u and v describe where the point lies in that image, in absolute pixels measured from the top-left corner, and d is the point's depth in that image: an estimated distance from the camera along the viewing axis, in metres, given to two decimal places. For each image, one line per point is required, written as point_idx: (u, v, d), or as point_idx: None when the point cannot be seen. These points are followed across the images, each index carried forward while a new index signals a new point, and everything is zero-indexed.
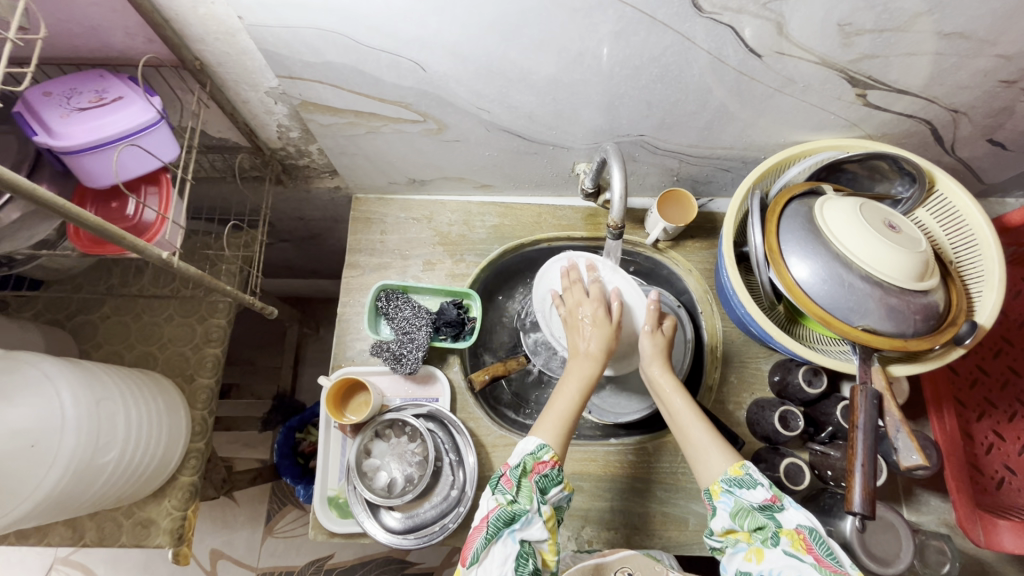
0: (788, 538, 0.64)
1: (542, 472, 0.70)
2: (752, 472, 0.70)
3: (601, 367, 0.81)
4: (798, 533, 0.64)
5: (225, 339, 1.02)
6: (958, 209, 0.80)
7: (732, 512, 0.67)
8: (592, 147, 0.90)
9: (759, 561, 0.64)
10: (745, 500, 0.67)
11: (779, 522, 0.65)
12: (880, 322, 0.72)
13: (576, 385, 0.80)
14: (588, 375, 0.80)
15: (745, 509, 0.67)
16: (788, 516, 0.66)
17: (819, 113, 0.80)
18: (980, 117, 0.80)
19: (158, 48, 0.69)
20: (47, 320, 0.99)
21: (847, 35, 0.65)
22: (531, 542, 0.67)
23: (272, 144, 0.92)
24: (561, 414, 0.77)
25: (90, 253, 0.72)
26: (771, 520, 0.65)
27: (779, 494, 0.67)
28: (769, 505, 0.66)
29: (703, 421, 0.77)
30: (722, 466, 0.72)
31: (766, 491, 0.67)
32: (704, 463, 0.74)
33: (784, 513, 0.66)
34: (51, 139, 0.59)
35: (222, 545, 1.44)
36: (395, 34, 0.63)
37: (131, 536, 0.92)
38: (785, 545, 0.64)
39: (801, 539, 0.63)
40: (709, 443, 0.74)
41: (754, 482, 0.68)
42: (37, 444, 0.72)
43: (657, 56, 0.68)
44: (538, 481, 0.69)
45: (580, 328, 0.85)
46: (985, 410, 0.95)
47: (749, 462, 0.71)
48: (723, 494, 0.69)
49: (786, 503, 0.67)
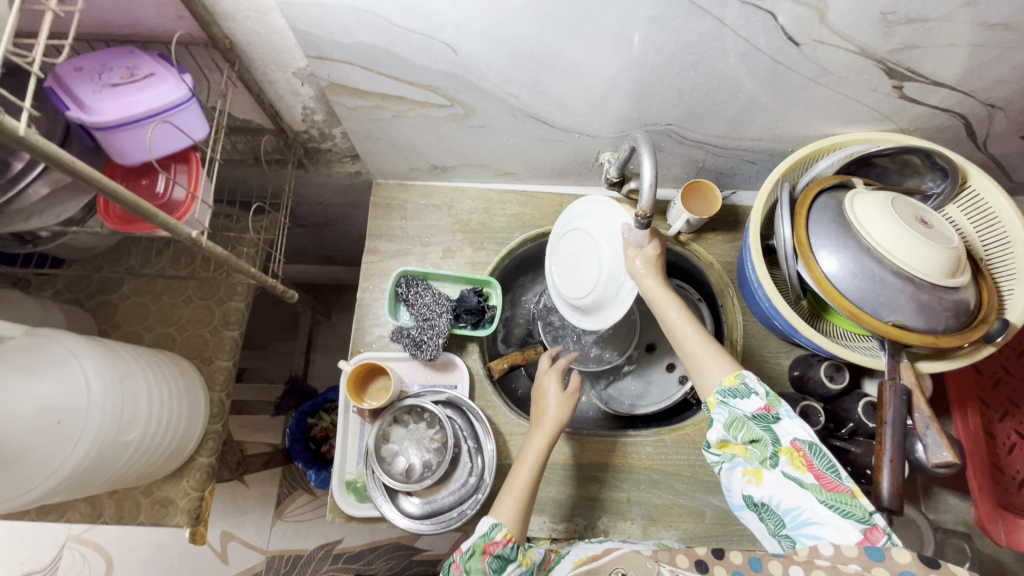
0: (787, 456, 0.64)
1: (496, 553, 0.67)
2: (748, 380, 0.68)
3: (551, 438, 0.78)
4: (796, 449, 0.63)
5: (243, 321, 1.02)
6: (991, 206, 0.79)
7: (728, 424, 0.67)
8: (619, 135, 0.89)
9: (759, 482, 0.65)
10: (739, 410, 0.67)
11: (776, 437, 0.65)
12: (910, 317, 0.71)
13: (532, 455, 0.77)
14: (540, 448, 0.77)
15: (740, 421, 0.66)
16: (784, 428, 0.65)
17: (853, 105, 0.79)
18: (1016, 113, 0.79)
19: (188, 26, 0.69)
20: (67, 299, 1.00)
21: (889, 24, 0.63)
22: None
23: (295, 127, 0.91)
24: (516, 488, 0.74)
25: (119, 230, 0.71)
26: (767, 433, 0.65)
27: (774, 404, 0.66)
28: (764, 415, 0.65)
29: (701, 333, 0.76)
30: (719, 376, 0.71)
31: (761, 401, 0.66)
32: (703, 372, 0.72)
33: (781, 425, 0.65)
34: (84, 114, 0.58)
35: (233, 527, 1.45)
36: (430, 14, 0.62)
37: (149, 515, 0.93)
38: (785, 465, 0.64)
39: (800, 456, 0.63)
40: (707, 354, 0.73)
41: (748, 391, 0.67)
42: (63, 422, 0.72)
43: (692, 43, 0.67)
44: (490, 563, 0.67)
45: (543, 398, 0.83)
46: (1008, 410, 0.94)
47: (746, 370, 0.69)
48: (718, 406, 0.68)
49: (782, 414, 0.65)
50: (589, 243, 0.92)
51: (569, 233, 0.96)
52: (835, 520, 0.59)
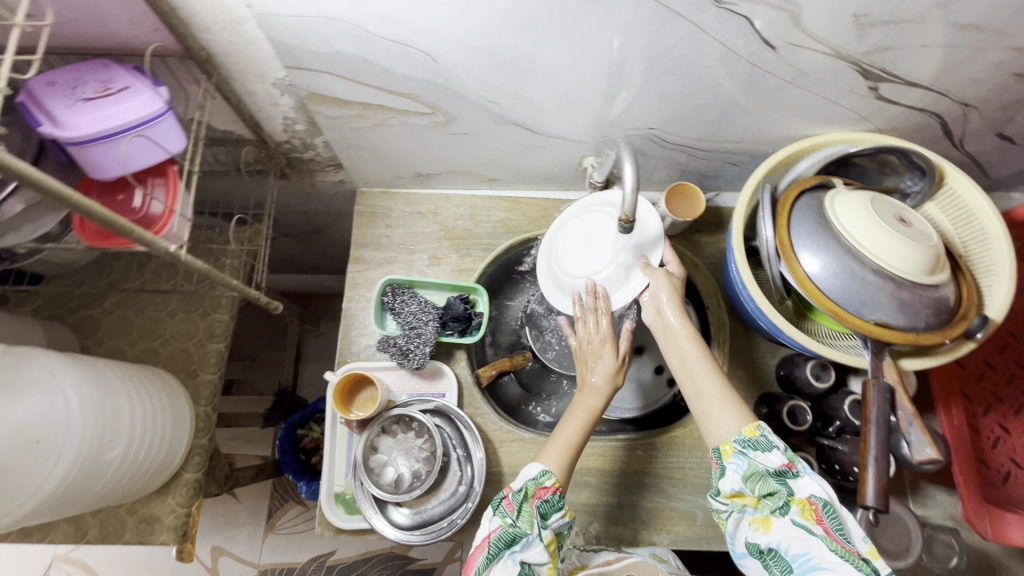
0: (798, 507, 0.65)
1: (544, 498, 0.70)
2: (768, 434, 0.69)
3: (603, 400, 0.78)
4: (810, 503, 0.64)
5: (228, 334, 1.01)
6: (968, 203, 0.80)
7: (745, 475, 0.67)
8: (601, 140, 0.89)
9: (767, 531, 0.65)
10: (759, 464, 0.67)
11: (791, 489, 0.66)
12: (892, 316, 0.72)
13: (581, 417, 0.77)
14: (591, 407, 0.78)
15: (758, 474, 0.67)
16: (801, 484, 0.66)
17: (831, 106, 0.80)
18: (990, 111, 0.80)
19: (163, 38, 0.68)
20: (47, 315, 0.98)
21: (862, 26, 0.64)
22: (530, 565, 0.67)
23: (276, 137, 0.91)
24: (567, 440, 0.75)
25: (95, 245, 0.70)
26: (783, 486, 0.66)
27: (794, 460, 0.67)
28: (784, 471, 0.66)
29: (716, 374, 0.74)
30: (734, 426, 0.70)
31: (783, 456, 0.67)
32: (716, 420, 0.71)
33: (798, 480, 0.66)
34: (57, 130, 0.58)
35: (224, 542, 1.43)
36: (407, 23, 0.62)
37: (135, 533, 0.91)
38: (795, 514, 0.64)
39: (812, 509, 0.64)
40: (723, 401, 0.72)
41: (769, 445, 0.68)
42: (42, 441, 0.70)
43: (670, 47, 0.68)
44: (539, 507, 0.70)
45: (590, 362, 0.82)
46: (991, 404, 0.95)
47: (762, 424, 0.69)
48: (735, 455, 0.68)
49: (801, 469, 0.67)
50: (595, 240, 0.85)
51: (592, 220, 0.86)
52: (846, 570, 0.59)
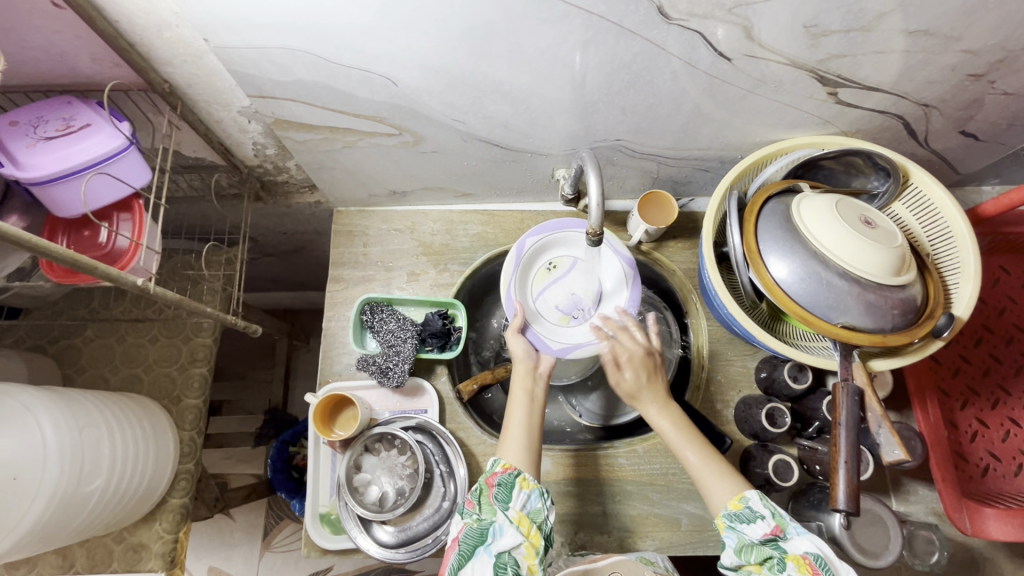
0: (794, 563, 0.64)
1: (498, 482, 0.72)
2: (753, 503, 0.69)
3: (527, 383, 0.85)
4: (804, 558, 0.64)
5: (211, 358, 1.01)
6: (933, 202, 0.81)
7: (738, 549, 0.68)
8: (570, 153, 0.90)
9: None
10: (747, 536, 0.68)
11: (784, 549, 0.66)
12: (859, 318, 0.72)
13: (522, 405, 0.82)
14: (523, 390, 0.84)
15: (749, 545, 0.67)
16: (793, 543, 0.66)
17: (793, 112, 0.81)
18: (950, 110, 0.81)
19: (125, 73, 0.68)
20: (29, 346, 0.98)
21: (814, 36, 0.65)
22: (509, 551, 0.66)
23: (248, 162, 0.91)
24: (518, 431, 0.79)
25: (63, 282, 0.72)
26: (775, 550, 0.66)
27: (782, 523, 0.67)
28: (773, 537, 0.66)
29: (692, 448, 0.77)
30: (725, 499, 0.72)
31: (769, 524, 0.67)
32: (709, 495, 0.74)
33: (790, 541, 0.66)
34: (19, 171, 0.59)
35: (221, 563, 1.43)
36: (363, 49, 0.63)
37: (122, 562, 0.91)
38: (792, 572, 0.63)
39: (807, 564, 0.63)
40: (709, 472, 0.75)
41: (755, 515, 0.68)
42: (20, 477, 0.71)
43: (627, 63, 0.69)
44: (495, 493, 0.71)
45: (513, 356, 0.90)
46: (968, 398, 0.96)
47: (748, 493, 0.70)
48: (727, 530, 0.69)
49: (790, 531, 0.67)
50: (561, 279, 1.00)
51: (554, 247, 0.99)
52: None
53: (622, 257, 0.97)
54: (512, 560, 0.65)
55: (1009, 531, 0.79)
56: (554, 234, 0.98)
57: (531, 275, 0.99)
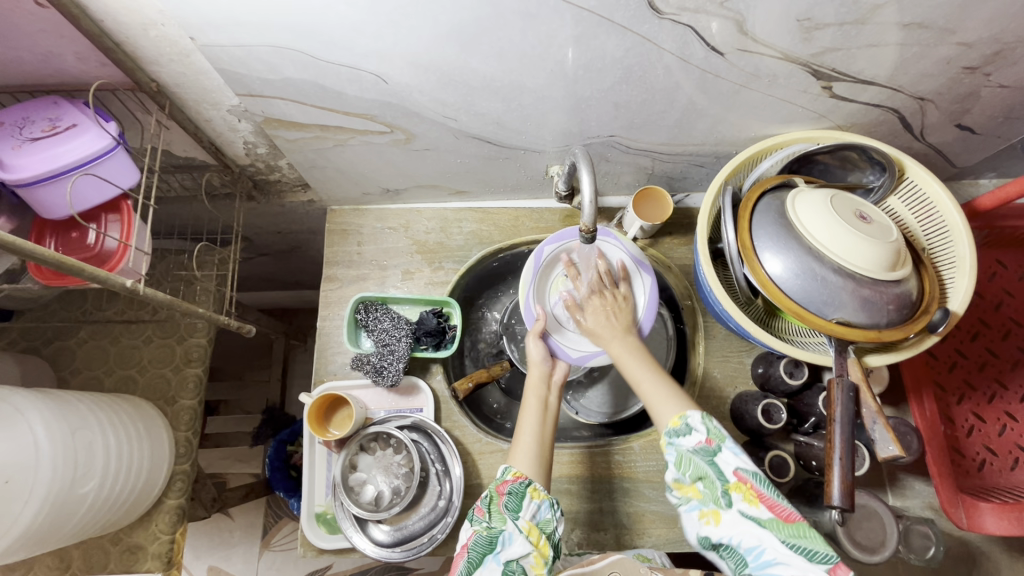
0: (738, 492, 0.63)
1: (509, 491, 0.72)
2: (692, 419, 0.69)
3: (542, 391, 0.84)
4: (744, 482, 0.64)
5: (206, 358, 1.01)
6: (929, 196, 0.80)
7: (677, 463, 0.68)
8: (563, 149, 0.89)
9: (717, 523, 0.64)
10: (684, 449, 0.68)
11: (722, 472, 0.65)
12: (854, 313, 0.72)
13: (535, 412, 0.82)
14: (538, 399, 0.83)
15: (687, 459, 0.67)
16: (727, 460, 0.65)
17: (787, 106, 0.80)
18: (946, 103, 0.80)
19: (112, 72, 0.68)
20: (23, 348, 0.98)
21: (807, 30, 0.64)
22: (517, 560, 0.66)
23: (240, 161, 0.91)
24: (530, 439, 0.79)
25: (52, 285, 0.71)
26: (714, 469, 0.65)
27: (715, 437, 0.67)
28: (707, 449, 0.67)
29: (654, 372, 0.78)
30: (667, 417, 0.72)
31: (703, 436, 0.67)
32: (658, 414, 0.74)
33: (723, 457, 0.65)
34: (4, 173, 0.58)
35: (220, 562, 1.44)
36: (351, 47, 0.62)
37: (119, 563, 0.91)
38: (738, 502, 0.63)
39: (750, 489, 0.63)
40: (660, 394, 0.75)
41: (689, 429, 0.68)
42: (12, 480, 0.71)
43: (619, 58, 0.68)
44: (506, 502, 0.71)
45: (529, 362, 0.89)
46: (964, 393, 0.96)
47: (688, 411, 0.70)
48: (667, 446, 0.70)
49: (724, 446, 0.66)
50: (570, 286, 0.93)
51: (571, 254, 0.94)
52: (798, 559, 0.58)
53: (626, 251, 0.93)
54: (521, 568, 0.65)
55: (1006, 525, 0.79)
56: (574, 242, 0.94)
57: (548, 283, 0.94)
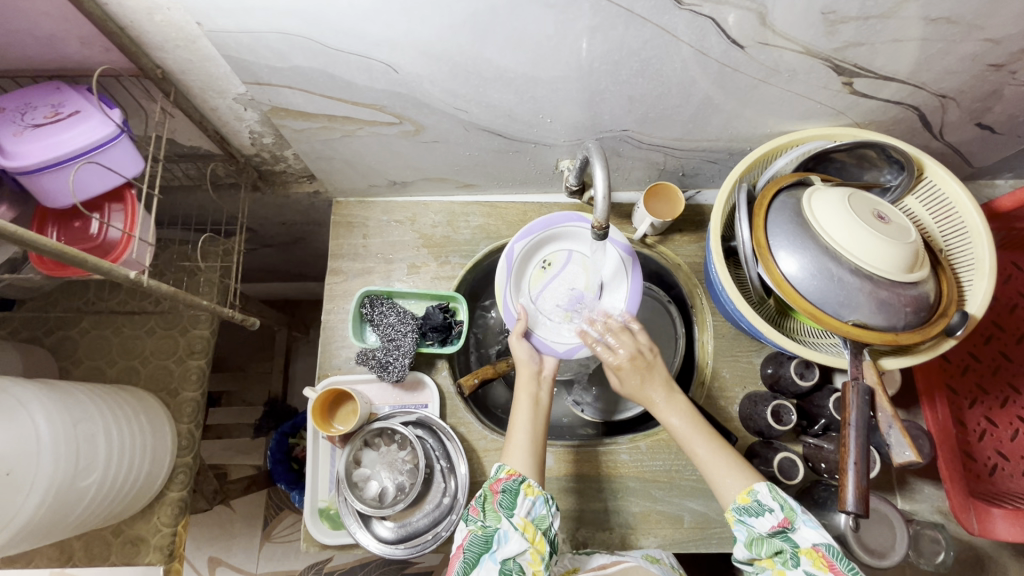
0: (807, 557, 0.65)
1: (502, 489, 0.71)
2: (761, 496, 0.70)
3: (535, 388, 0.84)
4: (816, 551, 0.65)
5: (209, 350, 1.00)
6: (948, 197, 0.79)
7: (749, 542, 0.69)
8: (575, 143, 0.87)
9: None
10: (756, 529, 0.69)
11: (795, 543, 0.66)
12: (870, 315, 0.71)
13: (527, 408, 0.81)
14: (531, 396, 0.83)
15: (759, 538, 0.69)
16: (803, 535, 0.66)
17: (805, 102, 0.78)
18: (968, 101, 0.79)
19: (116, 57, 0.66)
20: (24, 338, 0.97)
21: (831, 23, 0.62)
22: (514, 558, 0.66)
23: (245, 151, 0.89)
24: (524, 437, 0.78)
25: (54, 275, 0.70)
26: (787, 543, 0.67)
27: (790, 515, 0.67)
28: (782, 529, 0.67)
29: (713, 440, 0.77)
30: (733, 492, 0.72)
31: (776, 517, 0.68)
32: (721, 485, 0.73)
33: (799, 532, 0.67)
34: (5, 160, 0.57)
35: (220, 553, 1.43)
36: (362, 35, 0.60)
37: (120, 555, 0.90)
38: (806, 566, 0.65)
39: (820, 557, 0.64)
40: (720, 466, 0.74)
41: (762, 508, 0.69)
42: (14, 473, 0.69)
43: (636, 50, 0.66)
44: (499, 500, 0.70)
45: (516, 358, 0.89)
46: (977, 396, 0.95)
47: (757, 488, 0.70)
48: (736, 524, 0.70)
49: (798, 522, 0.67)
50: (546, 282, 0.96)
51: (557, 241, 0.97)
52: None
53: (620, 246, 0.94)
54: (517, 566, 0.65)
55: (1018, 532, 0.78)
56: (546, 231, 0.95)
57: (526, 279, 0.96)
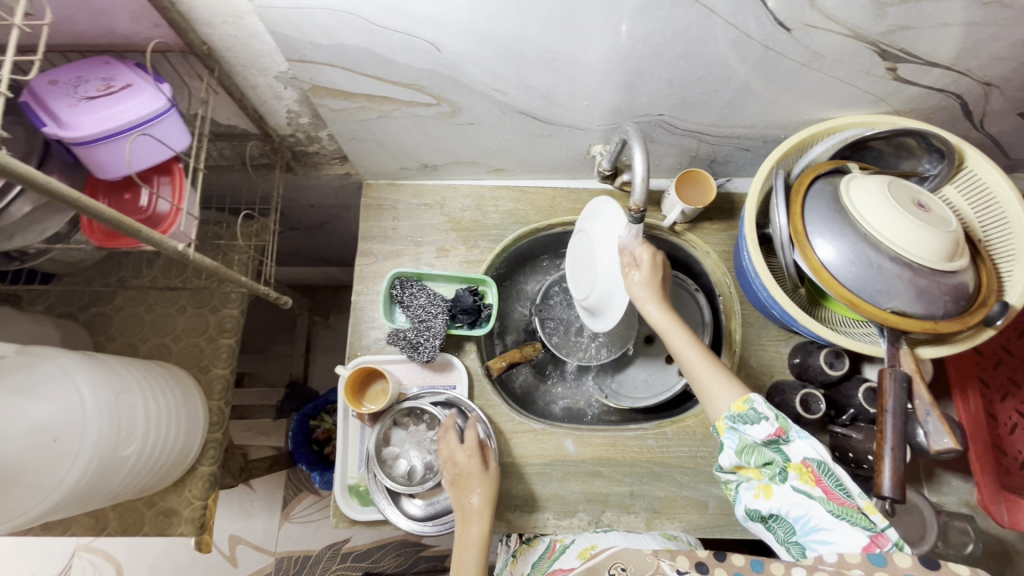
0: (796, 471, 0.64)
1: None
2: (758, 405, 0.68)
3: (485, 528, 0.77)
4: (806, 466, 0.64)
5: (239, 328, 1.01)
6: (988, 185, 0.78)
7: (738, 450, 0.68)
8: (610, 127, 0.87)
9: (768, 497, 0.66)
10: (749, 437, 0.67)
11: (786, 456, 0.65)
12: (908, 303, 0.70)
13: (475, 554, 0.75)
14: (479, 539, 0.76)
15: (751, 446, 0.67)
16: (794, 448, 0.65)
17: (846, 88, 0.78)
18: (1012, 90, 0.78)
19: (164, 33, 0.67)
20: (60, 312, 0.99)
21: (880, 6, 0.62)
22: None
23: (281, 131, 0.90)
24: None
25: (104, 245, 0.71)
26: (778, 455, 0.65)
27: (784, 426, 0.65)
28: (775, 439, 0.65)
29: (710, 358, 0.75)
30: (727, 402, 0.71)
31: (772, 426, 0.65)
32: (712, 398, 0.72)
33: (791, 445, 0.65)
34: (62, 130, 0.58)
35: (241, 531, 1.46)
36: (409, 12, 0.60)
37: (154, 526, 0.93)
38: (794, 480, 0.64)
39: (809, 472, 0.63)
40: (713, 378, 0.73)
41: (757, 417, 0.67)
42: (59, 439, 0.72)
43: (681, 32, 0.66)
44: None
45: (459, 485, 0.81)
46: (1009, 391, 0.93)
47: (753, 395, 0.68)
48: (729, 432, 0.69)
49: (792, 434, 0.65)
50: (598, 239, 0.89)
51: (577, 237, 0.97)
52: (843, 527, 0.60)
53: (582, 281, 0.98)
54: None
55: None
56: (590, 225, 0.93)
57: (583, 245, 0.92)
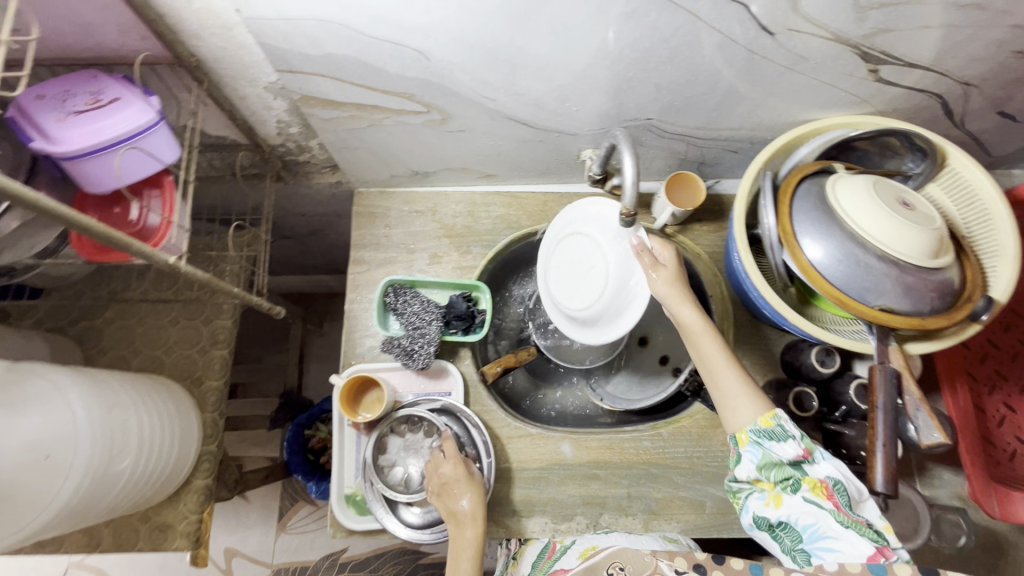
0: (809, 485, 0.67)
1: None
2: (784, 423, 0.69)
3: (477, 531, 0.78)
4: (822, 482, 0.67)
5: (232, 339, 1.01)
6: (970, 182, 0.79)
7: (759, 463, 0.69)
8: (600, 132, 0.88)
9: (777, 507, 0.68)
10: (774, 453, 0.69)
11: (804, 472, 0.68)
12: (896, 300, 0.71)
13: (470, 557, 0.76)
14: (472, 541, 0.77)
15: (774, 462, 0.69)
16: (816, 468, 0.68)
17: (830, 90, 0.79)
18: (991, 89, 0.79)
19: (152, 45, 0.67)
20: (49, 327, 0.98)
21: (861, 9, 0.63)
22: None
23: (271, 140, 0.90)
24: None
25: (94, 260, 0.72)
26: (796, 471, 0.68)
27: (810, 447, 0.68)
28: (801, 458, 0.68)
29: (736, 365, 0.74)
30: (751, 415, 0.71)
31: (798, 446, 0.68)
32: (734, 409, 0.73)
33: (814, 465, 0.68)
34: (50, 145, 0.57)
35: (236, 543, 1.45)
36: (398, 22, 0.61)
37: (148, 541, 0.91)
38: (806, 492, 0.67)
39: (824, 488, 0.66)
40: (740, 390, 0.73)
41: (785, 435, 0.68)
42: (52, 456, 0.71)
43: (667, 37, 0.67)
44: None
45: (447, 492, 0.81)
46: (996, 384, 0.96)
47: (780, 412, 0.70)
48: (750, 445, 0.70)
49: (815, 455, 0.69)
50: (590, 243, 0.88)
51: (555, 238, 0.95)
52: (850, 537, 0.63)
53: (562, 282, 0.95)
54: None
55: None
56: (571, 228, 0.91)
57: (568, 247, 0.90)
